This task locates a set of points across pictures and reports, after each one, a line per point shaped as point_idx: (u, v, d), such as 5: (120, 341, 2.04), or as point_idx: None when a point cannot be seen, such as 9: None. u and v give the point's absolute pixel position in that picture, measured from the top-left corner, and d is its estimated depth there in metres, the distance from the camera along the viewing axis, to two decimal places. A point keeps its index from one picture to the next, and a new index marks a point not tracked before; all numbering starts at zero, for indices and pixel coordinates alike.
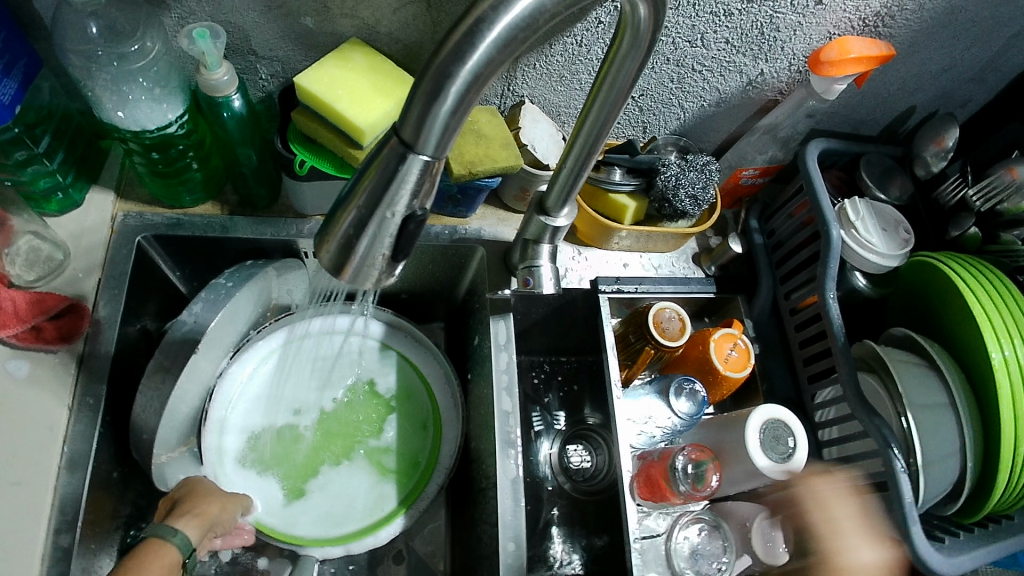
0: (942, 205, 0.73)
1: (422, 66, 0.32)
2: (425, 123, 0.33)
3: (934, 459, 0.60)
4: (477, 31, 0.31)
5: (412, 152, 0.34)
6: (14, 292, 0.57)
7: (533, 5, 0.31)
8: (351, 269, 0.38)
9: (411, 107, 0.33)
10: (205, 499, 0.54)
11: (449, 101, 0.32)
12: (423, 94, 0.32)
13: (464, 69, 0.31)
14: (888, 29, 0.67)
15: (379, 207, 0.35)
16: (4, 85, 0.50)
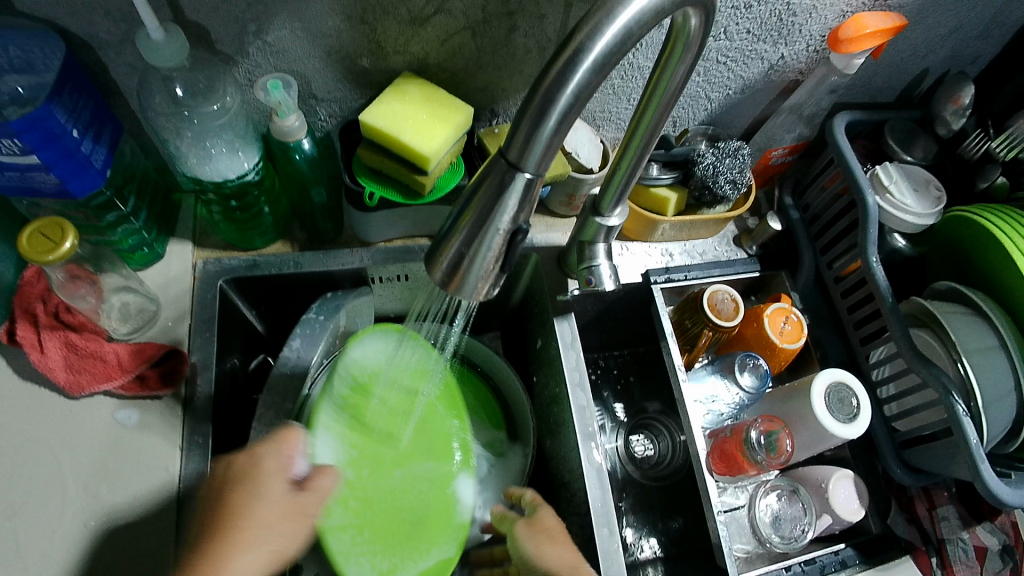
0: (967, 159, 0.76)
1: (532, 89, 0.36)
2: (531, 141, 0.37)
3: (995, 399, 0.63)
4: (577, 56, 0.35)
5: (518, 170, 0.38)
6: (116, 345, 0.61)
7: (620, 29, 0.35)
8: (459, 283, 0.41)
9: (518, 128, 0.37)
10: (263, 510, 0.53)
11: (553, 119, 0.36)
12: (531, 116, 0.36)
13: (565, 92, 0.36)
14: (897, 1, 0.70)
15: (486, 224, 0.39)
16: (97, 152, 0.55)
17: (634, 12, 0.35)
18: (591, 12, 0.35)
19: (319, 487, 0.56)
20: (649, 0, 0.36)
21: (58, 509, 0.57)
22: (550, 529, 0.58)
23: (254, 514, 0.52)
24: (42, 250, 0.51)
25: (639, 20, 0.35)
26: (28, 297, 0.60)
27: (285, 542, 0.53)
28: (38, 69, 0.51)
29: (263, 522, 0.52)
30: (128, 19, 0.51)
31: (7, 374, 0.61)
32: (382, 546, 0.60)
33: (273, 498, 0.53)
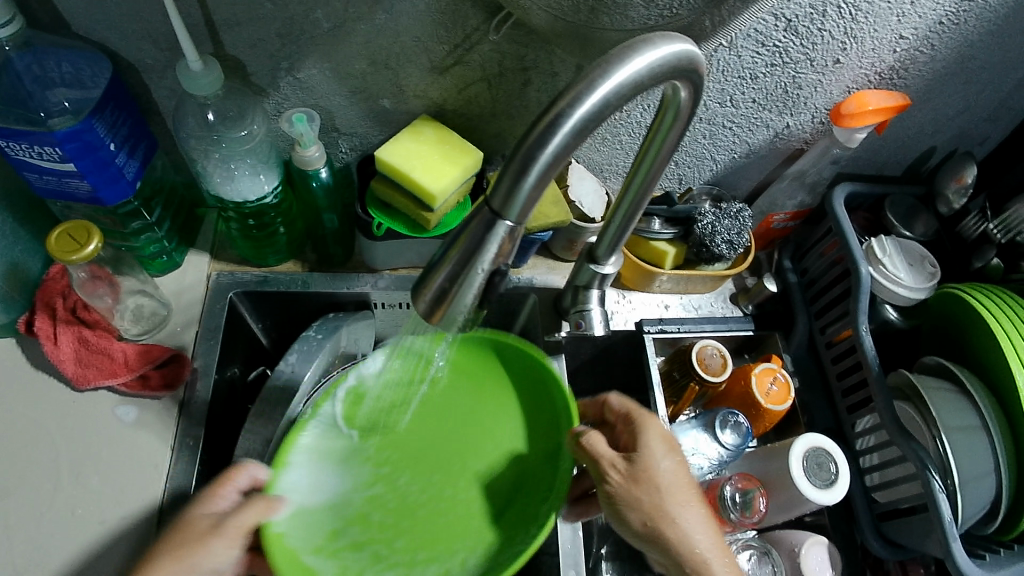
0: (966, 238, 0.78)
1: (513, 149, 0.39)
2: (512, 194, 0.40)
3: (969, 479, 0.64)
4: (558, 121, 0.38)
5: (500, 218, 0.40)
6: (125, 344, 0.65)
7: (599, 100, 0.38)
8: (441, 314, 0.44)
9: (501, 181, 0.40)
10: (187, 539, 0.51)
11: (532, 175, 0.39)
12: (512, 171, 0.39)
13: (545, 152, 0.39)
14: (902, 80, 0.72)
15: (470, 264, 0.41)
16: (130, 165, 0.59)
17: (612, 86, 0.38)
18: (575, 83, 0.38)
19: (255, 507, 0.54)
20: (629, 75, 0.39)
21: (51, 494, 0.61)
22: (657, 485, 0.55)
23: (165, 540, 0.51)
24: (68, 250, 0.55)
25: (616, 93, 0.39)
26: (51, 291, 0.65)
27: (205, 559, 0.50)
28: (87, 85, 0.56)
29: (185, 543, 0.51)
30: (173, 50, 0.57)
31: (23, 362, 0.66)
32: (420, 555, 0.59)
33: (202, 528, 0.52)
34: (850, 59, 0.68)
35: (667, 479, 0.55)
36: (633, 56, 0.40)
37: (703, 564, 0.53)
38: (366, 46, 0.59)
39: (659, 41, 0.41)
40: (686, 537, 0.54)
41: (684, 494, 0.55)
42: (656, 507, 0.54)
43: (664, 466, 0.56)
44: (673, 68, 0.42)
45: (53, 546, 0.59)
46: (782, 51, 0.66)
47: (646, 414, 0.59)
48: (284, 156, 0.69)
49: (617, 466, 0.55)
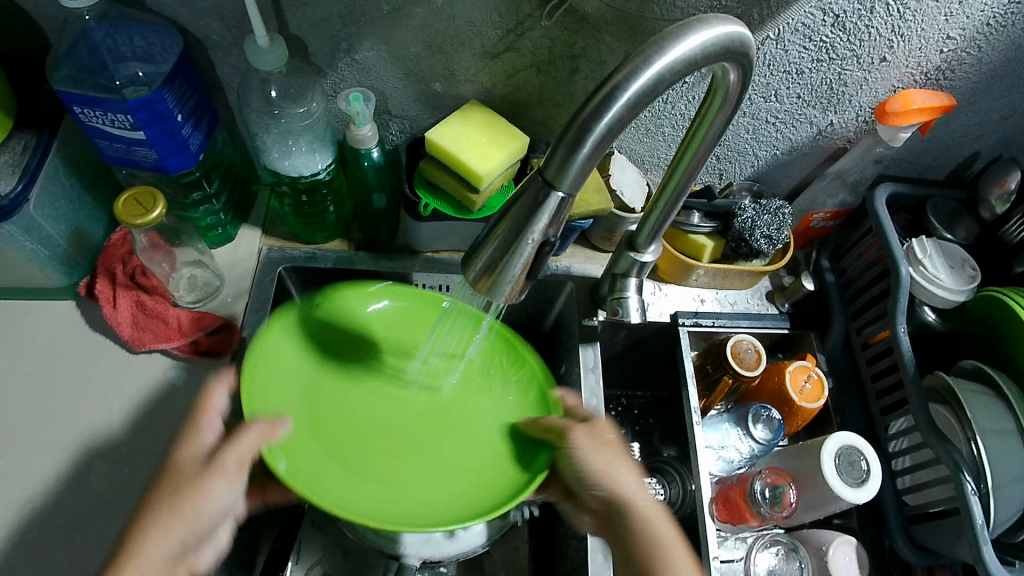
0: (1007, 243, 0.77)
1: (568, 120, 0.40)
2: (566, 165, 0.41)
3: (1004, 483, 0.64)
4: (613, 94, 0.39)
5: (553, 189, 0.41)
6: (180, 310, 0.67)
7: (654, 76, 0.40)
8: (491, 286, 0.44)
9: (555, 154, 0.41)
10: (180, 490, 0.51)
11: (585, 148, 0.40)
12: (567, 145, 0.40)
13: (601, 124, 0.40)
14: (949, 82, 0.72)
15: (520, 235, 0.42)
16: (194, 136, 0.62)
17: (667, 62, 0.40)
18: (631, 58, 0.39)
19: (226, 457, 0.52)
20: (683, 53, 0.40)
21: (105, 449, 0.64)
22: (615, 443, 0.58)
23: (163, 492, 0.52)
24: (134, 214, 0.57)
25: (670, 70, 0.40)
26: (112, 257, 0.68)
27: (201, 504, 0.51)
28: (157, 60, 0.58)
29: (178, 492, 0.51)
30: (239, 27, 0.59)
31: (82, 324, 0.69)
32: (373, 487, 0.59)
33: (188, 471, 0.53)
34: (897, 57, 0.68)
35: (620, 442, 0.59)
36: (689, 35, 0.41)
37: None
38: (423, 30, 0.61)
39: (714, 22, 0.42)
40: (621, 490, 0.56)
41: (625, 457, 0.57)
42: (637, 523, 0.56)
43: (619, 432, 0.59)
44: (726, 50, 0.43)
45: (103, 499, 0.62)
46: (829, 47, 0.67)
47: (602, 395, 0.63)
48: (337, 136, 0.72)
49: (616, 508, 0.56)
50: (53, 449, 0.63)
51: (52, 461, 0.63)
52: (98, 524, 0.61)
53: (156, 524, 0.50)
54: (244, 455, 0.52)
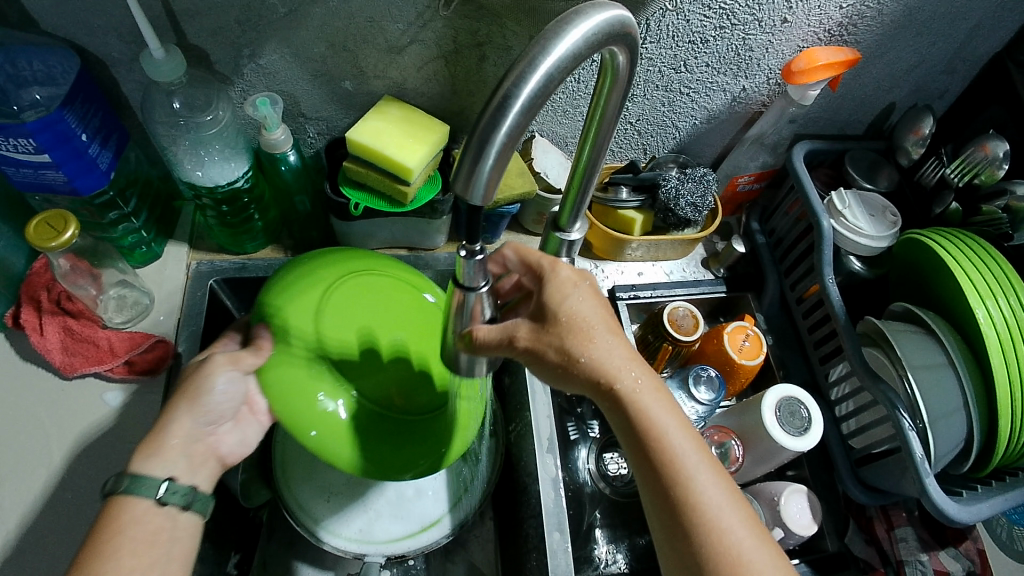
0: (925, 185, 0.80)
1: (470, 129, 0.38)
2: (474, 174, 0.38)
3: (940, 417, 0.65)
4: (505, 101, 0.37)
5: (466, 293, 0.43)
6: (110, 332, 0.67)
7: (543, 76, 0.37)
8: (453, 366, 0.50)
9: (462, 161, 0.38)
10: (552, 323, 0.48)
11: (490, 157, 0.37)
12: (472, 149, 0.38)
13: (500, 131, 0.37)
14: (853, 37, 0.74)
15: (456, 326, 0.46)
16: (103, 155, 0.62)
17: (553, 60, 0.38)
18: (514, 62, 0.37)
19: (483, 334, 0.46)
20: (566, 49, 0.39)
21: (44, 479, 0.63)
22: (579, 321, 0.48)
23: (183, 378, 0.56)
24: (47, 238, 0.57)
25: (556, 68, 0.38)
26: (35, 285, 0.66)
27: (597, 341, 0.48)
28: (58, 81, 0.58)
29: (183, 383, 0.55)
30: (137, 42, 0.59)
31: (11, 356, 0.68)
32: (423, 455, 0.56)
33: (575, 324, 0.48)
34: (797, 18, 0.70)
35: (580, 315, 0.48)
36: (567, 29, 0.39)
37: (688, 483, 0.46)
38: (324, 29, 0.62)
39: (591, 11, 0.41)
40: (604, 373, 0.48)
41: (595, 333, 0.48)
42: (567, 351, 0.47)
43: (571, 308, 0.48)
44: (607, 35, 0.42)
45: (47, 528, 0.61)
46: (729, 13, 0.68)
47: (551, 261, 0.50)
48: (252, 143, 0.72)
49: (520, 333, 0.47)
50: None
51: None
52: (39, 555, 0.60)
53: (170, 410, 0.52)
54: (239, 356, 0.54)
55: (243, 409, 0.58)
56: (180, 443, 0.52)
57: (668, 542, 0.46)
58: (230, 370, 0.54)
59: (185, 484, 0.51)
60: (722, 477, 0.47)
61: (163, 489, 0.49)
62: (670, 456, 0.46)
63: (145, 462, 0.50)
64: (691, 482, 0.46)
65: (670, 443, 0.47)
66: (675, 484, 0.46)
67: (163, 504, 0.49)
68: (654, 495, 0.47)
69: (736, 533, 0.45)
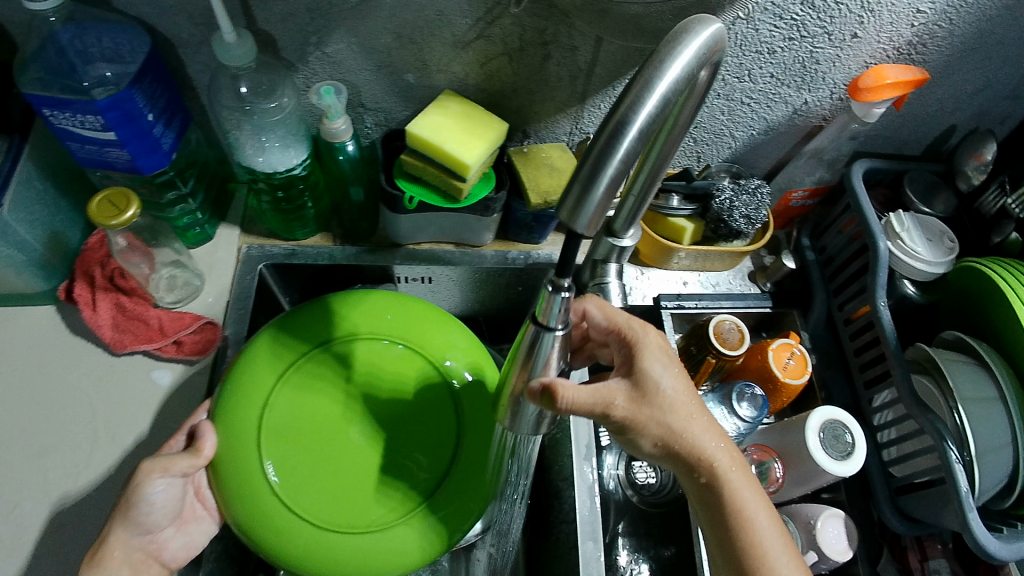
0: (984, 214, 0.79)
1: (584, 151, 0.35)
2: (581, 204, 0.35)
3: (987, 451, 0.64)
4: (620, 128, 0.35)
5: (545, 334, 0.39)
6: (160, 311, 0.68)
7: (658, 100, 0.35)
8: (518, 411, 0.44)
9: (570, 189, 0.36)
10: (648, 399, 0.46)
11: (602, 183, 0.35)
12: (582, 177, 0.35)
13: (613, 158, 0.35)
14: (922, 56, 0.72)
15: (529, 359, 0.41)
16: (166, 136, 0.62)
17: (668, 83, 0.35)
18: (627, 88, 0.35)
19: (596, 394, 0.44)
20: (679, 69, 0.36)
21: (90, 452, 0.64)
22: (673, 401, 0.47)
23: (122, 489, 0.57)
24: (108, 215, 0.57)
25: (672, 90, 0.35)
26: (89, 259, 0.68)
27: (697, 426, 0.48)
28: (127, 59, 0.58)
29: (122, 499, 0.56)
30: (208, 23, 0.59)
31: (63, 329, 0.68)
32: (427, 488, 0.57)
33: (675, 405, 0.47)
34: (868, 33, 0.68)
35: (672, 393, 0.46)
36: (677, 50, 0.37)
37: (771, 563, 0.47)
38: (392, 20, 0.61)
39: (697, 27, 0.38)
40: (700, 454, 0.47)
41: (691, 410, 0.47)
42: (669, 430, 0.47)
43: (665, 386, 0.46)
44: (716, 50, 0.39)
45: (94, 503, 0.62)
46: (800, 25, 0.67)
47: (639, 326, 0.49)
48: (310, 130, 0.71)
49: (618, 402, 0.45)
50: (37, 453, 0.63)
51: (37, 465, 0.63)
52: (83, 528, 0.61)
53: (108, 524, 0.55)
54: (171, 462, 0.54)
55: (192, 501, 0.61)
56: (119, 555, 0.54)
57: None
58: (160, 478, 0.54)
59: None
60: (750, 478, 0.49)
61: None
62: (723, 484, 0.48)
63: None
64: (728, 485, 0.48)
65: (754, 522, 0.48)
66: (761, 563, 0.47)
67: None
68: (729, 566, 0.48)
69: (765, 530, 0.48)
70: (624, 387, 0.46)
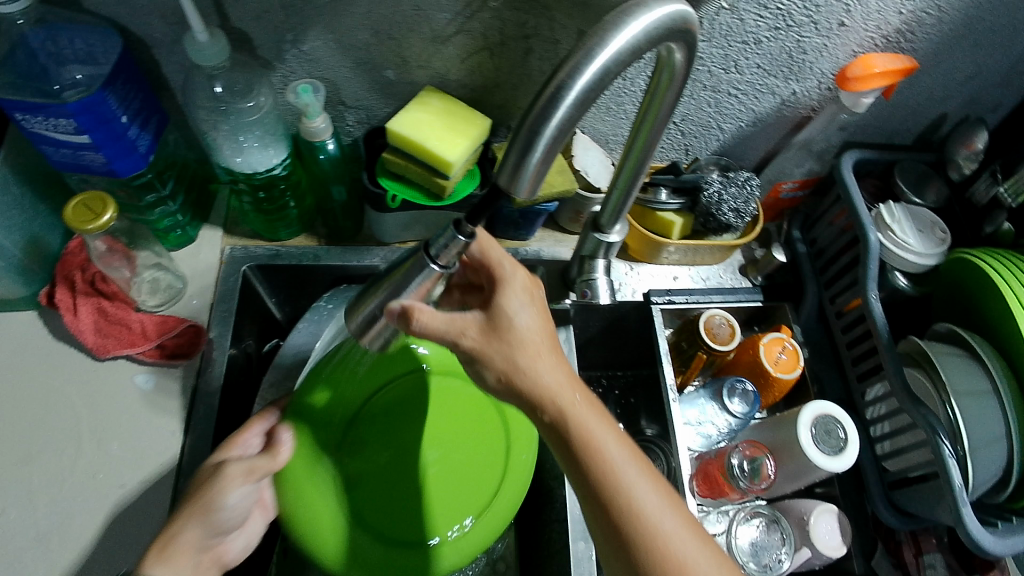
0: (976, 204, 0.78)
1: (518, 121, 0.38)
2: (519, 168, 0.39)
3: (980, 445, 0.63)
4: (557, 95, 0.37)
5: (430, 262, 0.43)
6: (143, 315, 0.67)
7: (599, 69, 0.38)
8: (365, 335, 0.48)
9: (506, 156, 0.39)
10: (496, 335, 0.46)
11: (538, 148, 0.38)
12: (518, 144, 0.38)
13: (549, 125, 0.38)
14: (911, 44, 0.71)
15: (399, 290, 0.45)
16: (142, 138, 0.61)
17: (611, 52, 0.38)
18: (571, 54, 0.38)
19: (430, 325, 0.45)
20: (626, 42, 0.39)
21: (74, 459, 0.63)
22: (519, 336, 0.46)
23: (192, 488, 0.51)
24: (84, 219, 0.57)
25: (614, 61, 0.38)
26: (70, 264, 0.67)
27: (540, 362, 0.46)
28: (99, 61, 0.57)
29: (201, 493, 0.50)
30: (181, 23, 0.58)
31: (45, 334, 0.68)
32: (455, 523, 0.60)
33: (523, 340, 0.46)
34: (855, 22, 0.67)
35: (522, 332, 0.46)
36: (628, 21, 0.39)
37: (628, 496, 0.45)
38: (369, 16, 0.60)
39: (652, 3, 0.40)
40: (542, 388, 0.46)
41: (538, 347, 0.47)
42: (511, 362, 0.46)
43: (519, 322, 0.47)
44: (669, 31, 0.41)
45: (79, 510, 0.61)
46: (785, 14, 0.66)
47: (508, 264, 0.49)
48: (291, 129, 0.71)
49: (466, 334, 0.46)
50: (20, 460, 0.63)
51: (19, 473, 0.62)
52: (67, 535, 0.60)
53: (184, 518, 0.49)
54: (257, 464, 0.52)
55: (253, 507, 0.57)
56: (190, 552, 0.49)
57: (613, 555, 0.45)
58: (245, 482, 0.51)
59: None
60: (658, 480, 0.47)
61: None
62: (570, 419, 0.46)
63: (155, 567, 0.47)
64: (630, 491, 0.45)
65: (607, 455, 0.46)
66: (616, 496, 0.45)
67: None
68: (593, 510, 0.45)
69: (675, 533, 0.44)
70: (477, 319, 0.47)
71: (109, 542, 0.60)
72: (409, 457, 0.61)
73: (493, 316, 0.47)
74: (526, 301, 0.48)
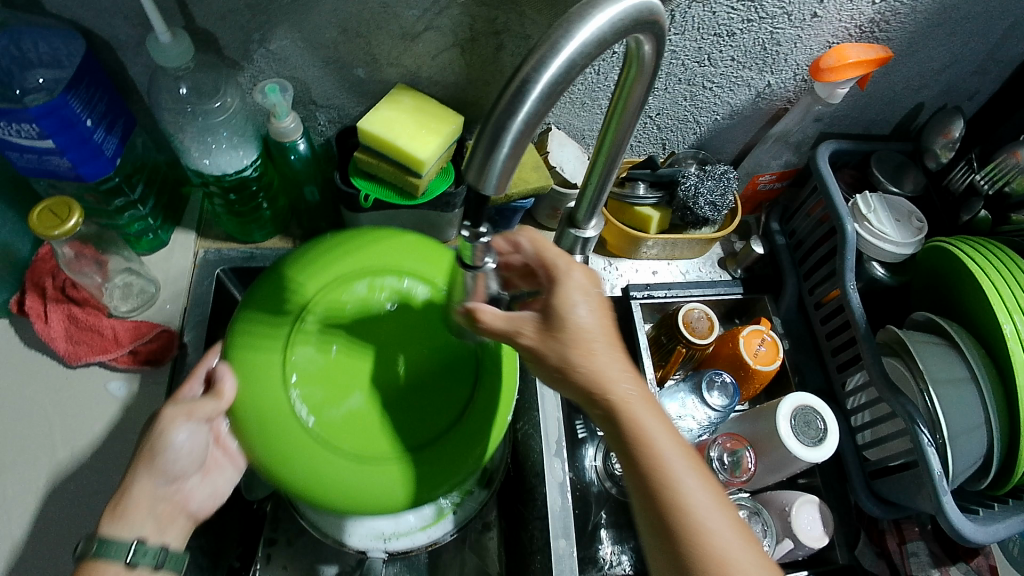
0: (953, 191, 0.78)
1: (484, 118, 0.36)
2: (486, 166, 0.37)
3: (960, 434, 0.63)
4: (523, 88, 0.35)
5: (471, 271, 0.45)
6: (115, 321, 0.66)
7: (565, 62, 0.36)
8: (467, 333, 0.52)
9: (473, 154, 0.37)
10: (553, 331, 0.47)
11: (505, 147, 0.36)
12: (484, 141, 0.36)
13: (516, 120, 0.35)
14: (884, 33, 0.71)
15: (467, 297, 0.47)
16: (108, 141, 0.60)
17: (577, 44, 0.36)
18: (536, 47, 0.36)
19: (486, 320, 0.47)
20: (591, 33, 0.37)
21: (47, 467, 0.63)
22: (579, 331, 0.46)
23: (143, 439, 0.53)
24: (50, 226, 0.56)
25: (581, 53, 0.36)
26: (40, 271, 0.67)
27: (599, 356, 0.46)
28: (63, 65, 0.56)
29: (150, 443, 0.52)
30: (144, 24, 0.57)
31: (16, 342, 0.67)
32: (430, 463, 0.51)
33: (578, 335, 0.46)
34: (828, 12, 0.67)
35: (580, 326, 0.46)
36: (594, 13, 0.38)
37: (677, 490, 0.44)
38: (336, 14, 0.59)
39: None
40: (603, 382, 0.46)
41: (596, 343, 0.47)
42: (566, 360, 0.46)
43: (578, 315, 0.47)
44: (635, 23, 0.40)
45: (52, 518, 0.61)
46: (757, 6, 0.65)
47: (561, 260, 0.49)
48: (262, 130, 0.70)
49: (522, 334, 0.47)
50: None
51: None
52: (40, 544, 0.60)
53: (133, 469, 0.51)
54: (193, 407, 0.52)
55: (212, 454, 0.57)
56: (145, 504, 0.51)
57: (659, 551, 0.44)
58: (186, 421, 0.52)
59: (155, 543, 0.50)
60: (712, 485, 0.45)
61: (130, 550, 0.48)
62: (625, 413, 0.46)
63: (111, 525, 0.49)
64: (679, 488, 0.44)
65: (659, 448, 0.45)
66: (664, 490, 0.44)
67: (132, 566, 0.47)
68: (644, 504, 0.45)
69: (723, 535, 0.43)
70: (531, 315, 0.47)
71: (83, 550, 0.60)
72: (372, 386, 0.52)
73: (548, 313, 0.47)
74: (586, 296, 0.48)
